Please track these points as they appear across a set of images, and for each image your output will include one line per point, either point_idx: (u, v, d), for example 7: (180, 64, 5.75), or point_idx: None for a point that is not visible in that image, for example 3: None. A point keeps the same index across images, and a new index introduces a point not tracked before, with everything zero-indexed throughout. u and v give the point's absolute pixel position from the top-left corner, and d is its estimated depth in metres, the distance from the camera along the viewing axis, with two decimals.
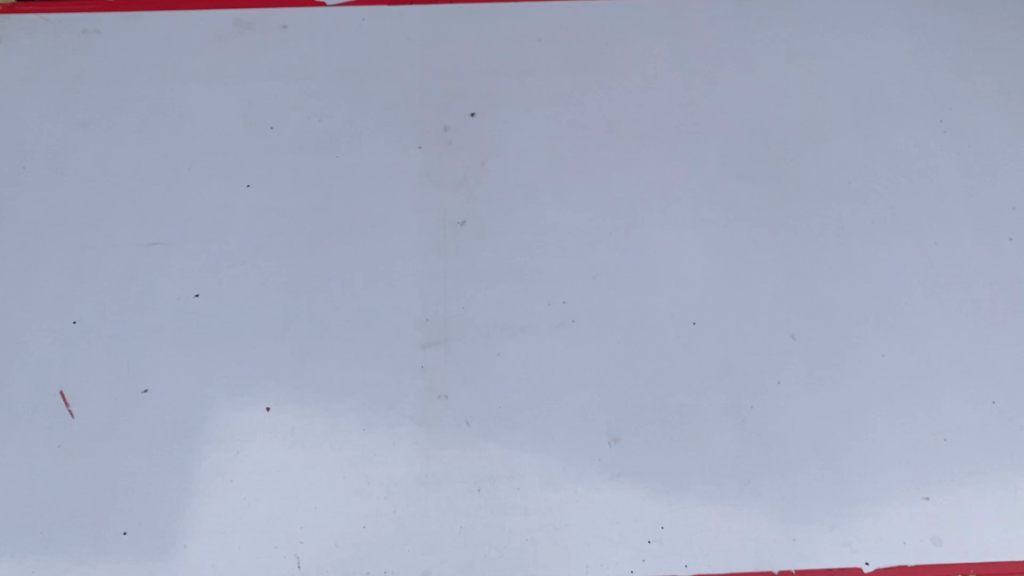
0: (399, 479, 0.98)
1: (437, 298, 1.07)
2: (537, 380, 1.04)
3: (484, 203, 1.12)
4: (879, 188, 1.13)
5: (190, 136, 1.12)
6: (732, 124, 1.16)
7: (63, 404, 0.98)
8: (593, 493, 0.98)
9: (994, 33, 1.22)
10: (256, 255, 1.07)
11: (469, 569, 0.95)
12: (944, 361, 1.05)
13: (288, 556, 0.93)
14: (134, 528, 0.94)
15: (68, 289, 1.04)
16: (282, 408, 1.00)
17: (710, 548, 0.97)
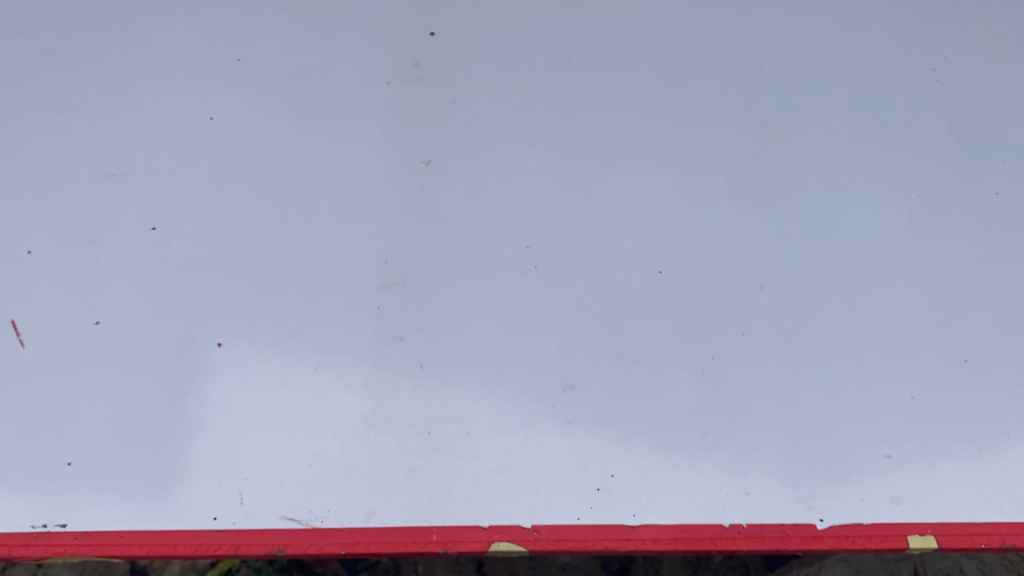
0: (348, 419, 0.97)
1: (400, 242, 1.07)
2: (494, 324, 1.02)
3: (451, 147, 1.13)
4: (851, 145, 1.14)
5: (161, 78, 1.16)
6: (706, 80, 1.18)
7: (13, 332, 1.00)
8: (544, 438, 0.96)
9: None
10: (215, 191, 1.09)
11: (413, 511, 0.93)
12: (914, 318, 1.04)
13: (231, 492, 0.94)
14: (79, 460, 0.95)
15: (26, 219, 1.06)
16: (234, 345, 1.01)
17: (661, 498, 0.94)
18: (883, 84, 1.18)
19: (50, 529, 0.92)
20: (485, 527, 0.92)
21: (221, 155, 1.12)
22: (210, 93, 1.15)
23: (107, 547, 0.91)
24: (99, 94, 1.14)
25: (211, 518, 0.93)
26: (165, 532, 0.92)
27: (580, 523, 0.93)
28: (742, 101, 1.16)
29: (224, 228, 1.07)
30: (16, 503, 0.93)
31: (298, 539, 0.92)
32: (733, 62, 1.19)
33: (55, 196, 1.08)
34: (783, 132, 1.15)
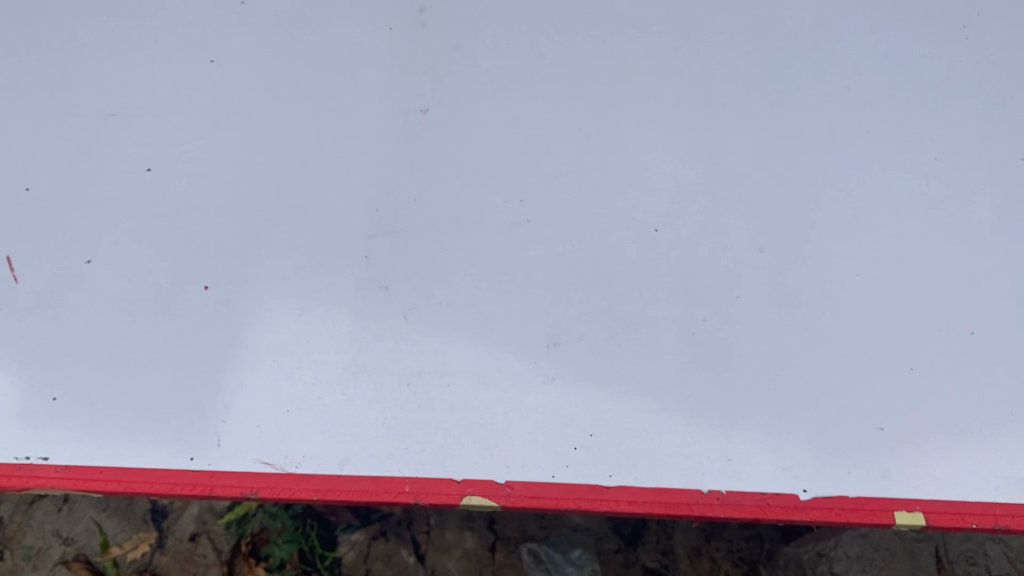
0: (329, 366, 0.96)
1: (392, 190, 1.05)
2: (481, 277, 1.00)
3: (450, 93, 1.11)
4: (867, 104, 1.09)
5: (166, 21, 1.16)
6: (717, 34, 1.14)
7: (8, 267, 1.01)
8: (524, 395, 0.95)
9: None
10: (212, 133, 1.09)
11: (387, 461, 0.92)
12: (923, 286, 0.99)
13: (209, 433, 0.94)
14: (65, 395, 0.96)
15: (27, 156, 1.07)
16: (221, 288, 1.00)
17: (639, 460, 0.92)
18: (905, 43, 1.13)
19: (32, 461, 0.93)
20: (458, 480, 0.91)
21: (220, 98, 1.11)
22: (213, 37, 1.15)
23: (85, 482, 0.92)
24: (105, 36, 1.15)
25: (188, 458, 0.93)
26: (141, 470, 0.93)
27: (554, 481, 0.91)
28: (753, 55, 1.12)
29: (218, 170, 1.07)
30: (10, 439, 0.94)
31: (271, 483, 0.92)
32: (746, 17, 1.15)
33: (57, 135, 1.09)
34: (795, 89, 1.10)
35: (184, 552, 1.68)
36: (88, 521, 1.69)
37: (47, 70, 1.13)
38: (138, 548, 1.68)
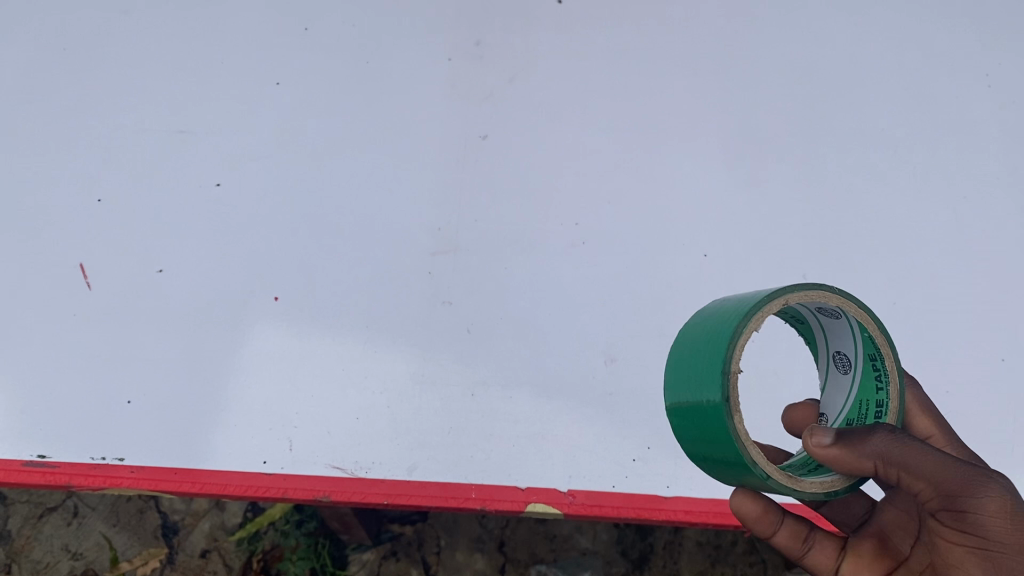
0: (396, 376, 1.00)
1: (453, 211, 1.10)
2: (541, 297, 1.05)
3: (506, 119, 1.15)
4: (899, 142, 1.17)
5: (226, 36, 1.20)
6: (760, 67, 1.19)
7: (82, 275, 1.05)
8: (584, 408, 1.00)
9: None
10: (278, 150, 1.13)
11: (453, 468, 0.97)
12: (958, 314, 1.08)
13: (280, 438, 0.98)
14: (139, 399, 1.00)
15: (98, 169, 1.11)
16: (289, 299, 1.04)
17: (694, 473, 0.99)
18: (936, 88, 1.21)
19: (108, 462, 0.97)
20: (523, 488, 0.96)
21: (285, 116, 1.15)
22: (275, 56, 1.19)
23: (161, 482, 0.96)
24: (171, 52, 1.19)
25: (261, 462, 0.97)
26: (215, 472, 0.96)
27: (615, 490, 0.97)
28: (795, 94, 1.18)
29: (285, 187, 1.11)
30: (8, 436, 0.97)
31: (343, 486, 0.96)
32: (790, 55, 1.21)
33: (126, 148, 1.13)
34: (832, 127, 1.17)
35: (195, 569, 1.66)
36: (98, 536, 1.69)
37: (116, 84, 1.17)
38: (147, 564, 1.67)
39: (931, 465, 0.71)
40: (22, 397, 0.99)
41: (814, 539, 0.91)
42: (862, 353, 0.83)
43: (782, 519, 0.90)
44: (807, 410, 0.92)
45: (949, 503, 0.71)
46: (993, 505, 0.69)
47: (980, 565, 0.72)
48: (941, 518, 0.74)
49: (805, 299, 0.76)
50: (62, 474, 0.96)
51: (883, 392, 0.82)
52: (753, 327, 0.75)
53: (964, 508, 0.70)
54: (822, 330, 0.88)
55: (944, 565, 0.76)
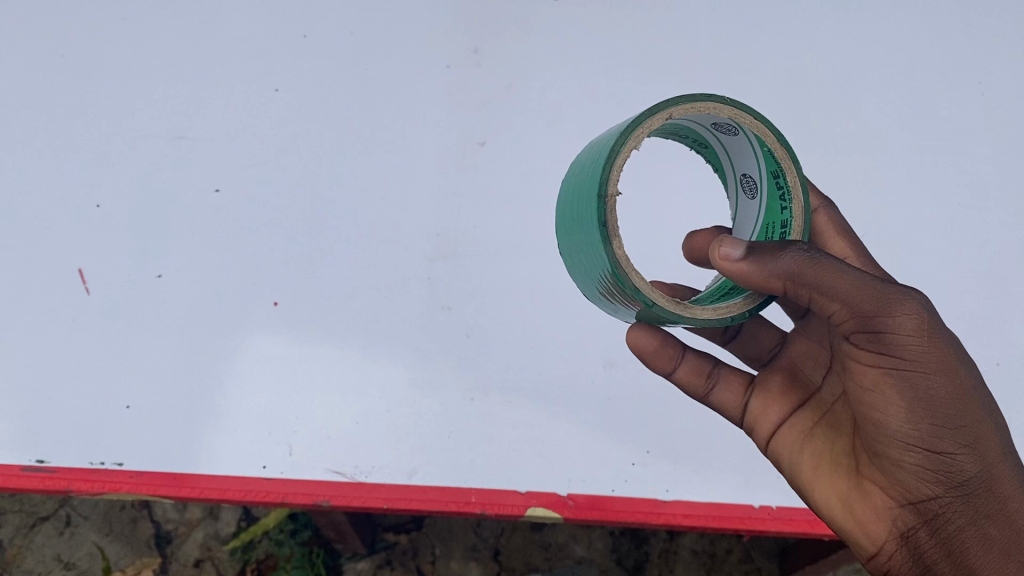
0: (396, 381, 1.01)
1: (453, 216, 1.10)
2: (541, 302, 1.06)
3: (505, 126, 1.16)
4: (893, 152, 1.19)
5: (223, 40, 1.19)
6: (757, 75, 1.20)
7: (81, 280, 1.05)
8: (584, 412, 1.00)
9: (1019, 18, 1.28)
10: (277, 156, 1.13)
11: (453, 472, 0.98)
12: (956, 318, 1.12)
13: (280, 443, 0.99)
14: (138, 404, 1.01)
15: (97, 174, 1.12)
16: (289, 304, 1.05)
17: (694, 476, 0.99)
18: (930, 98, 1.22)
19: (108, 466, 0.98)
20: (523, 492, 0.97)
21: (283, 122, 1.15)
22: (273, 61, 1.18)
23: (161, 487, 0.97)
24: (168, 57, 1.19)
25: (261, 467, 0.98)
26: (215, 477, 0.97)
27: (614, 494, 0.98)
28: (791, 103, 1.19)
29: (285, 193, 1.11)
30: (9, 442, 0.99)
31: (343, 491, 0.97)
32: (788, 63, 1.21)
33: (124, 153, 1.13)
34: (827, 135, 1.19)
35: None
36: (91, 546, 1.67)
37: (113, 90, 1.17)
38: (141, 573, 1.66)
39: (851, 285, 0.69)
40: (23, 401, 1.00)
41: (715, 375, 0.95)
42: (765, 170, 0.84)
43: (682, 355, 0.94)
44: (704, 235, 1.01)
45: (866, 319, 0.69)
46: (911, 322, 0.68)
47: (898, 386, 0.70)
48: (857, 341, 0.72)
49: (691, 110, 0.77)
50: (61, 479, 0.97)
51: (787, 212, 0.82)
52: (631, 143, 0.76)
53: (880, 325, 0.69)
54: (727, 152, 0.90)
55: (861, 393, 0.74)
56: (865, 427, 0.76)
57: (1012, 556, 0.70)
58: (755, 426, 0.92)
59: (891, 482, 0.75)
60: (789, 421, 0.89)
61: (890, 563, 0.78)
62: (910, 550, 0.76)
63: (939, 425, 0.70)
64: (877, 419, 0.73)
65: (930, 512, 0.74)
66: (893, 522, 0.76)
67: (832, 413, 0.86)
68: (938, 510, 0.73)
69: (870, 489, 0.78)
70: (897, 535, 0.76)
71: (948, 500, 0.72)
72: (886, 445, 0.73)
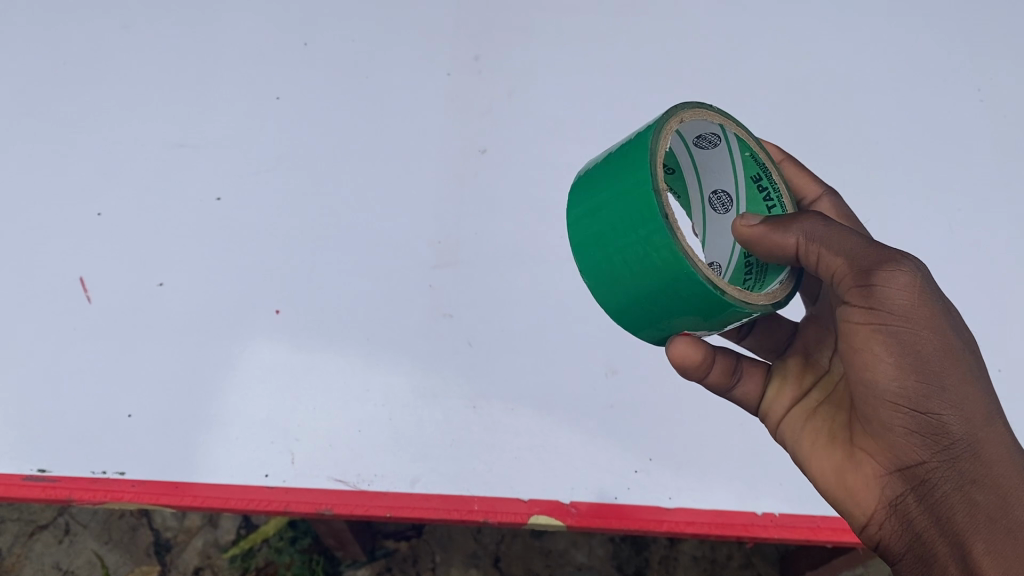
0: (398, 389, 1.01)
1: (453, 224, 1.10)
2: (541, 309, 1.06)
3: (506, 132, 1.16)
4: (892, 157, 1.19)
5: (225, 49, 1.20)
6: (756, 81, 1.21)
7: (81, 289, 1.05)
8: (585, 420, 1.01)
9: (1013, 27, 1.29)
10: (279, 164, 1.13)
11: (455, 481, 0.97)
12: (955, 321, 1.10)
13: (282, 451, 0.98)
14: (139, 413, 1.00)
15: (97, 182, 1.12)
16: (291, 312, 1.05)
17: (696, 484, 0.99)
18: (927, 106, 1.23)
19: (109, 476, 0.97)
20: (526, 500, 0.96)
21: (284, 129, 1.15)
22: (274, 69, 1.19)
23: (162, 496, 0.96)
24: (170, 66, 1.19)
25: (263, 475, 0.97)
26: (216, 486, 0.96)
27: (617, 502, 0.97)
28: (790, 110, 1.19)
29: (286, 201, 1.11)
30: (8, 452, 0.97)
31: (345, 500, 0.96)
32: (786, 70, 1.22)
33: (125, 161, 1.13)
34: (828, 140, 1.18)
35: None
36: (90, 555, 1.64)
37: (114, 97, 1.17)
38: None
39: (855, 243, 0.71)
40: (21, 409, 0.99)
41: (739, 370, 0.92)
42: (744, 176, 0.90)
43: (712, 360, 0.89)
44: None
45: (862, 274, 0.69)
46: (902, 279, 0.67)
47: (887, 344, 0.69)
48: (850, 298, 0.71)
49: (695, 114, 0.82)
50: (62, 489, 0.96)
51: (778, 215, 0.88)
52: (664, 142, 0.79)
53: (871, 280, 0.68)
54: (696, 170, 0.93)
55: (853, 356, 0.73)
56: (857, 391, 0.74)
57: (999, 523, 0.67)
58: (768, 413, 0.91)
59: (882, 447, 0.74)
60: (798, 405, 0.88)
61: (881, 533, 0.77)
62: (899, 517, 0.74)
63: (927, 384, 0.68)
64: (867, 379, 0.72)
65: (918, 477, 0.72)
66: (883, 489, 0.75)
67: (836, 392, 0.84)
68: (926, 475, 0.71)
69: (861, 457, 0.77)
70: (886, 503, 0.75)
71: (935, 464, 0.70)
72: (875, 407, 0.72)
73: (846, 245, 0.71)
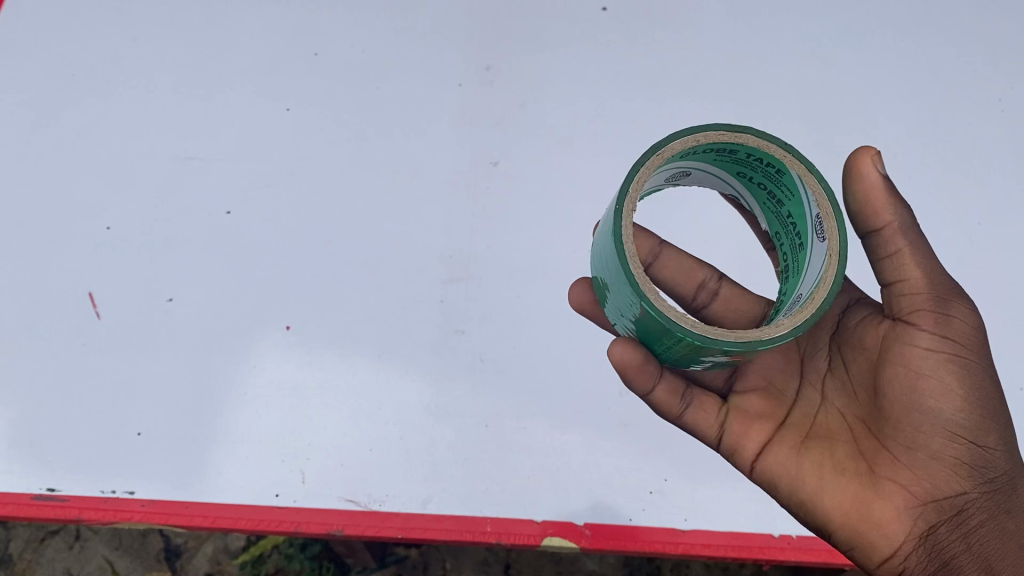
0: (410, 407, 1.00)
1: (465, 237, 1.09)
2: (554, 324, 1.04)
3: (519, 144, 1.15)
4: (912, 168, 1.17)
5: (235, 59, 1.19)
6: (771, 91, 1.19)
7: (90, 304, 1.04)
8: (599, 438, 0.99)
9: None
10: (289, 177, 1.12)
11: (468, 501, 0.96)
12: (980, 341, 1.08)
13: (294, 471, 0.97)
14: (149, 430, 0.99)
15: (107, 196, 1.11)
16: (302, 329, 1.03)
17: (711, 504, 0.97)
18: (947, 116, 1.20)
19: (118, 495, 0.96)
20: (538, 522, 0.95)
21: (294, 141, 1.14)
22: (284, 81, 1.18)
23: (171, 516, 0.95)
24: (179, 77, 1.18)
25: (273, 495, 0.96)
26: (226, 505, 0.95)
27: (632, 523, 0.96)
28: (805, 122, 1.18)
29: (296, 215, 1.10)
30: (19, 469, 0.97)
31: (357, 520, 0.95)
32: (802, 80, 1.20)
33: (134, 174, 1.12)
34: (845, 151, 1.17)
35: None
36: (100, 560, 1.61)
37: (124, 109, 1.16)
38: None
39: (927, 265, 0.79)
40: (32, 427, 0.99)
41: (689, 394, 0.92)
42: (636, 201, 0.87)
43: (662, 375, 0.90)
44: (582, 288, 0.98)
45: (939, 300, 0.78)
46: (966, 317, 0.78)
47: (956, 373, 0.77)
48: (919, 323, 0.78)
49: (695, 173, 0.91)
50: (72, 508, 0.94)
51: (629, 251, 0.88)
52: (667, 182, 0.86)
53: (950, 309, 0.77)
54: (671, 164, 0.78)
55: (903, 388, 0.79)
56: (896, 423, 0.80)
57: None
58: (733, 448, 0.91)
59: (920, 479, 0.80)
60: (772, 440, 0.89)
61: (903, 564, 0.82)
62: (928, 548, 0.80)
63: (988, 418, 0.77)
64: (922, 411, 0.78)
65: (955, 507, 0.80)
66: (915, 521, 0.80)
67: (816, 427, 0.88)
68: (963, 505, 0.79)
69: (888, 489, 0.81)
70: (915, 535, 0.81)
71: (973, 494, 0.79)
72: (928, 437, 0.78)
73: (934, 277, 0.79)
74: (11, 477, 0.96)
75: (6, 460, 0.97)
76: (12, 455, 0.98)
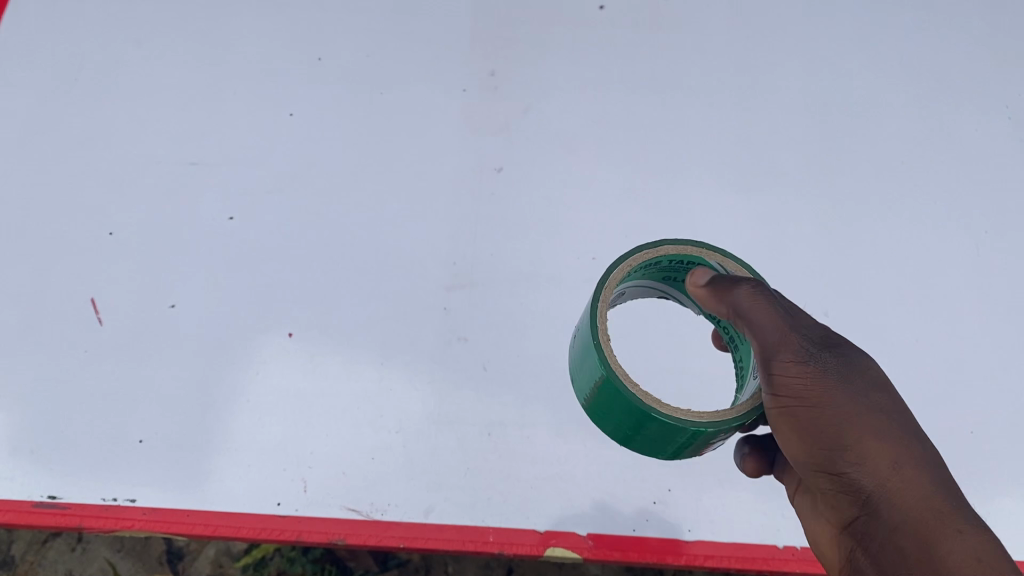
0: (412, 416, 0.99)
1: (468, 245, 1.08)
2: (557, 332, 1.04)
3: (522, 150, 1.14)
4: (918, 175, 1.16)
5: (239, 64, 1.19)
6: (775, 97, 1.19)
7: (92, 310, 1.04)
8: (603, 447, 0.99)
9: None
10: (292, 182, 1.12)
11: (470, 510, 0.96)
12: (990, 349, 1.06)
13: (295, 479, 0.97)
14: (150, 438, 0.99)
15: (109, 202, 1.10)
16: (305, 335, 1.03)
17: (715, 515, 0.97)
18: (954, 123, 1.19)
19: (119, 503, 0.96)
20: (540, 532, 0.95)
21: (297, 146, 1.14)
22: (288, 86, 1.18)
23: (173, 525, 0.94)
24: (182, 82, 1.18)
25: (274, 504, 0.95)
26: (227, 514, 0.95)
27: (635, 534, 0.95)
28: (810, 128, 1.17)
29: (299, 220, 1.09)
30: (19, 477, 0.97)
31: (358, 530, 0.94)
32: (807, 87, 1.20)
33: (137, 179, 1.12)
34: (851, 158, 1.16)
35: None
36: (102, 562, 1.56)
37: (127, 114, 1.16)
38: None
39: (762, 316, 0.72)
40: (33, 434, 0.98)
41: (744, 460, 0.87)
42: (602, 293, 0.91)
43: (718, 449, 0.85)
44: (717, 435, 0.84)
45: (766, 355, 0.72)
46: (790, 359, 0.71)
47: (795, 420, 0.71)
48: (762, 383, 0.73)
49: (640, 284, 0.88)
50: (72, 516, 0.94)
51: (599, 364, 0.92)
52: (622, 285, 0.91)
53: (771, 364, 0.71)
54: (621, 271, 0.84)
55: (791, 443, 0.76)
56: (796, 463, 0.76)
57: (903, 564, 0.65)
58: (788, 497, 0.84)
59: (830, 510, 0.74)
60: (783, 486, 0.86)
61: None
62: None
63: (818, 441, 0.70)
64: (793, 454, 0.74)
65: (858, 534, 0.70)
66: (841, 552, 0.73)
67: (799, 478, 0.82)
68: (862, 532, 0.69)
69: (823, 523, 0.76)
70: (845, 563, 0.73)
71: (864, 518, 0.69)
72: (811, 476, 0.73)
73: (771, 327, 0.72)
74: (12, 485, 0.96)
75: (6, 467, 0.97)
76: (13, 463, 0.97)
